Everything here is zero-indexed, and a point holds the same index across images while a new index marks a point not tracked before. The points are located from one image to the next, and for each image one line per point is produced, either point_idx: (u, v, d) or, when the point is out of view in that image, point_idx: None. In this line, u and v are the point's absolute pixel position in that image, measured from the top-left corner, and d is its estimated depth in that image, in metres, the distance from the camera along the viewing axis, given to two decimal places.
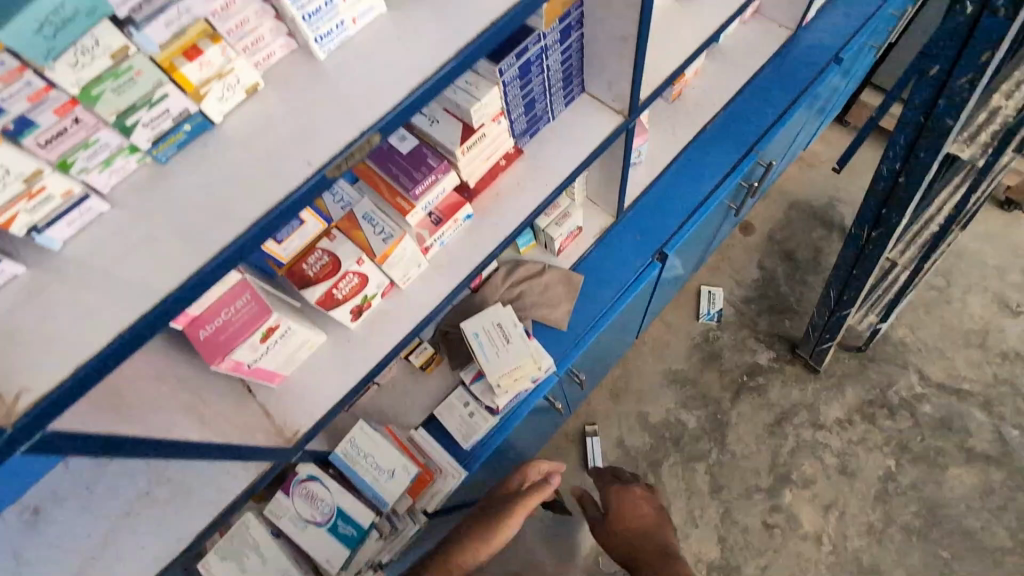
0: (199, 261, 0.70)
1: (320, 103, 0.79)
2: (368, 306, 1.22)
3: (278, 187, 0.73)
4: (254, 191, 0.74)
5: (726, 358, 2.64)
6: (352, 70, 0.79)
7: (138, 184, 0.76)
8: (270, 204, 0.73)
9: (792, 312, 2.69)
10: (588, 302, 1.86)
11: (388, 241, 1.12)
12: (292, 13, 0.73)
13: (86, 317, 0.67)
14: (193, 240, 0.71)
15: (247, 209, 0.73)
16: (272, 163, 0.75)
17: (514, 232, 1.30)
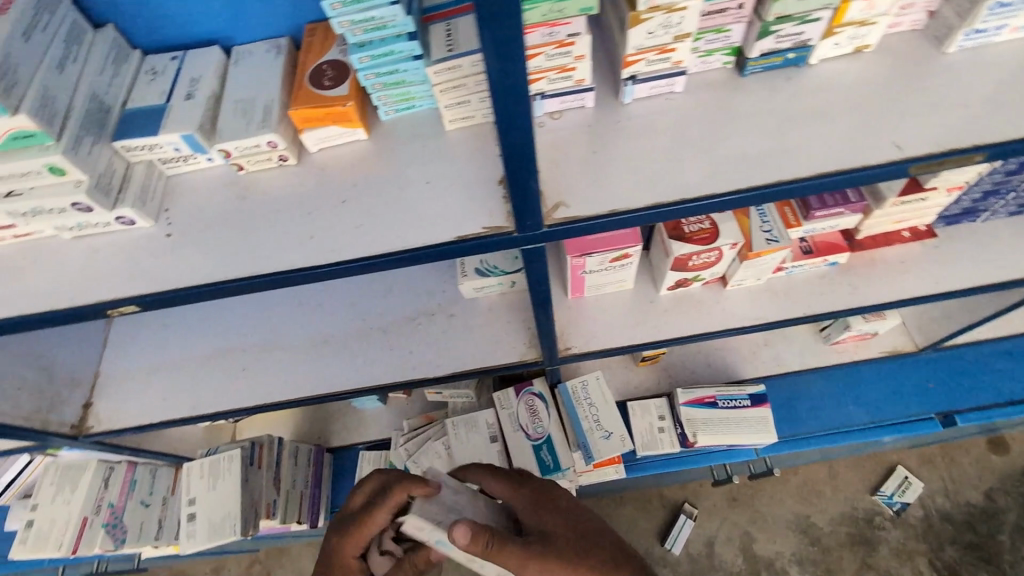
0: (699, 184, 0.70)
1: (926, 91, 0.72)
2: (688, 284, 1.22)
3: (816, 153, 0.70)
4: (793, 146, 0.70)
5: (881, 554, 2.13)
6: (972, 73, 0.72)
7: (713, 83, 0.78)
8: (799, 172, 0.69)
9: (995, 567, 2.09)
10: (832, 410, 1.67)
11: (770, 243, 1.09)
12: (966, 23, 0.70)
13: (575, 176, 0.72)
14: (715, 161, 0.71)
15: (773, 154, 0.71)
16: (824, 122, 0.72)
17: (869, 306, 1.18)
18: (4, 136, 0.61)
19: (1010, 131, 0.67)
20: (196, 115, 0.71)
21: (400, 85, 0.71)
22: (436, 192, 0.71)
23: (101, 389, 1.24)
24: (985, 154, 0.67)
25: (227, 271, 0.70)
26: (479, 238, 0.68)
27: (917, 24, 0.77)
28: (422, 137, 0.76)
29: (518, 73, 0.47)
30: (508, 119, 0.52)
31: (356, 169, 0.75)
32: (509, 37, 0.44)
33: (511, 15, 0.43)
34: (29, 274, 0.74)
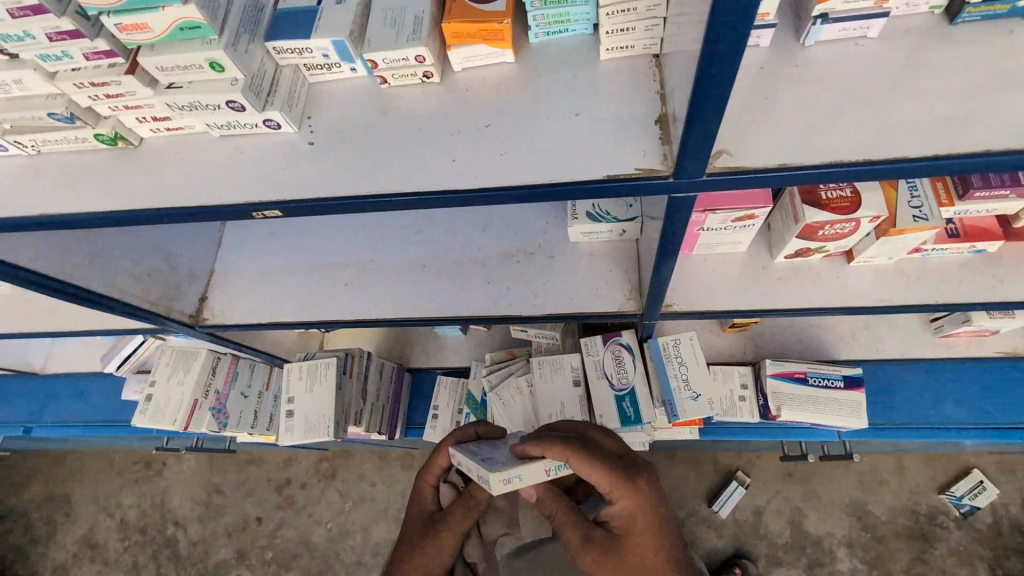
0: (888, 143, 0.60)
1: None
2: (807, 254, 1.13)
3: None
4: (1011, 111, 0.59)
5: (940, 553, 2.06)
6: None
7: (913, 30, 0.66)
8: (1015, 142, 0.58)
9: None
10: (928, 404, 1.55)
11: (917, 220, 0.98)
12: None
13: (740, 121, 0.64)
14: (913, 120, 0.61)
15: (985, 116, 0.59)
16: None
17: (1012, 303, 1.05)
18: (174, 26, 0.61)
19: None
20: (348, 21, 0.69)
21: (562, 3, 0.66)
22: (585, 125, 0.67)
23: (216, 285, 1.33)
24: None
25: (365, 186, 0.70)
26: (631, 178, 0.63)
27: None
28: (571, 65, 0.70)
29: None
30: (716, 44, 0.46)
31: (499, 93, 0.71)
32: None
33: None
34: (178, 169, 0.76)
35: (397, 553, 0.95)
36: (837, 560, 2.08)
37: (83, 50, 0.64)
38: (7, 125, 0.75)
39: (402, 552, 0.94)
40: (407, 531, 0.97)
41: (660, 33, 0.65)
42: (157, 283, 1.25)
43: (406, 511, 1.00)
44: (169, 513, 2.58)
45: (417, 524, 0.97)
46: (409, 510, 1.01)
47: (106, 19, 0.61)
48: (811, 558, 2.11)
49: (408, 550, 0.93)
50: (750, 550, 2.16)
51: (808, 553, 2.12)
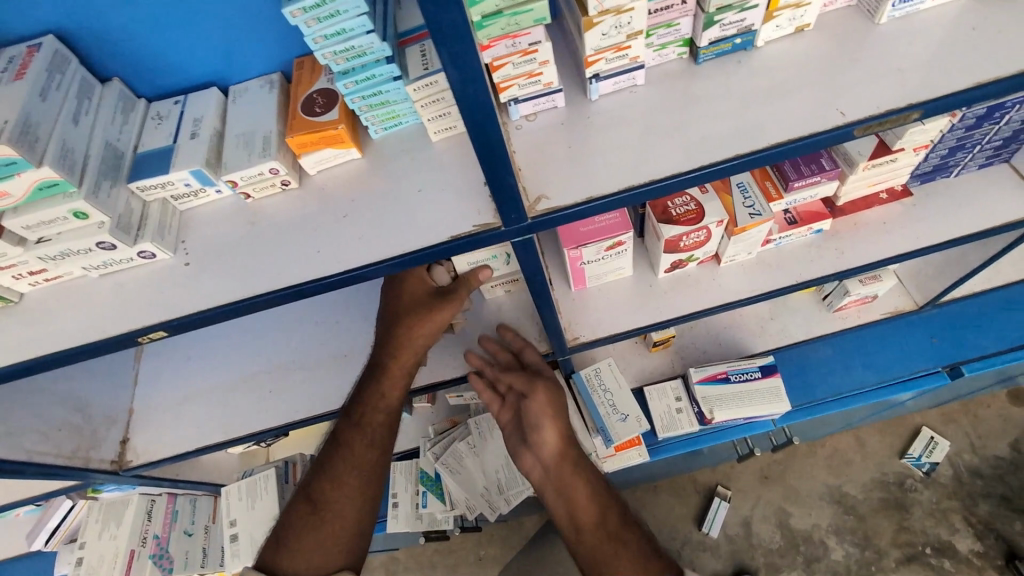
0: (665, 164, 0.73)
1: (864, 59, 0.75)
2: (682, 266, 1.25)
3: (773, 127, 0.73)
4: (750, 124, 0.73)
5: (916, 516, 1.95)
6: (909, 37, 0.75)
7: (669, 74, 0.80)
8: (757, 145, 0.72)
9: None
10: (841, 375, 1.69)
11: (753, 217, 1.12)
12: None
13: (550, 173, 0.75)
14: (678, 144, 0.74)
15: (731, 132, 0.74)
16: (777, 96, 0.75)
17: (858, 269, 1.21)
18: (32, 188, 0.67)
19: (949, 88, 0.70)
20: (202, 151, 0.77)
21: (385, 105, 0.76)
22: (427, 198, 0.76)
23: (136, 424, 1.31)
24: (924, 111, 0.70)
25: (241, 293, 0.76)
26: (464, 236, 0.73)
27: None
28: (409, 152, 0.81)
29: (482, 86, 0.52)
30: (479, 126, 0.56)
31: (352, 187, 0.81)
32: (465, 54, 0.49)
33: (464, 37, 0.48)
34: (62, 317, 0.79)
35: (395, 316, 1.06)
36: (828, 550, 1.94)
37: None
38: None
39: (401, 321, 1.06)
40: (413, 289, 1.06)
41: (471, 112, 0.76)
42: (70, 437, 1.21)
43: (398, 288, 1.07)
44: None
45: (417, 294, 1.05)
46: (400, 281, 1.06)
47: None
48: (803, 554, 1.96)
49: (412, 316, 1.05)
50: (746, 565, 1.98)
51: (799, 550, 1.97)
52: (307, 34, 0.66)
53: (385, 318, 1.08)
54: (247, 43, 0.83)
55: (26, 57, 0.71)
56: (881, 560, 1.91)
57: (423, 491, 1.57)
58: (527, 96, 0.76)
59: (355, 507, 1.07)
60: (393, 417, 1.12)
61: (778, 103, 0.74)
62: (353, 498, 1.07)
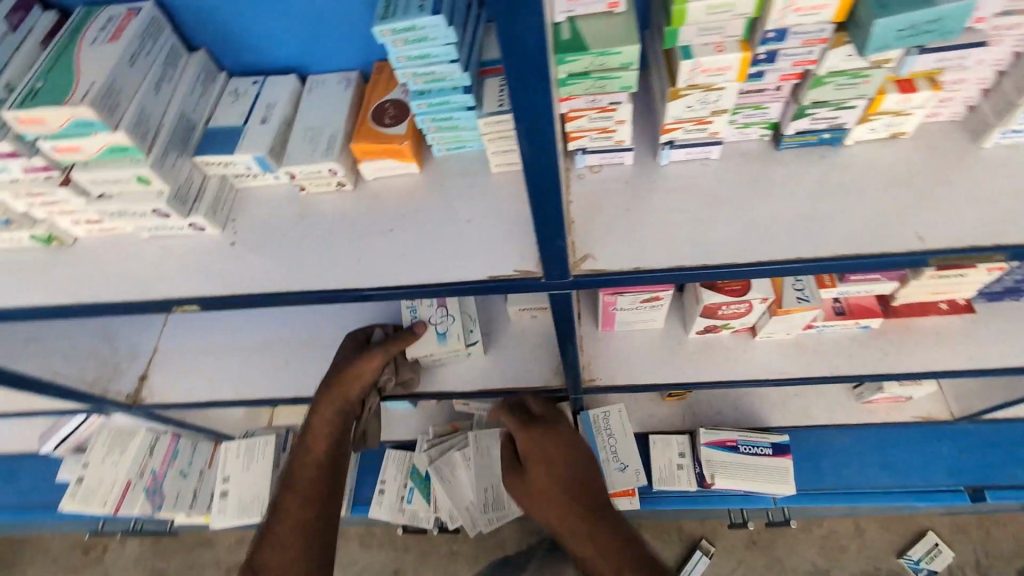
0: (720, 250, 0.70)
1: (956, 182, 0.70)
2: (715, 331, 1.22)
3: (842, 235, 0.69)
4: (819, 226, 0.70)
5: None
6: (1012, 170, 0.70)
7: (745, 154, 0.77)
8: (821, 253, 0.68)
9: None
10: (855, 468, 1.62)
11: (801, 302, 1.08)
12: (1001, 125, 0.68)
13: (601, 232, 0.73)
14: (738, 229, 0.71)
15: (797, 230, 0.70)
16: (855, 202, 0.71)
17: (898, 375, 1.15)
18: (104, 148, 0.69)
19: None
20: (268, 138, 0.78)
21: (452, 129, 0.75)
22: (475, 230, 0.76)
23: (156, 364, 1.35)
24: (1009, 255, 0.65)
25: (275, 284, 0.77)
26: (503, 279, 0.72)
27: (957, 115, 0.74)
28: (467, 177, 0.80)
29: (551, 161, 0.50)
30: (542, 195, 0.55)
31: (404, 202, 0.81)
32: (544, 130, 0.48)
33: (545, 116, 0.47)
34: (109, 269, 0.82)
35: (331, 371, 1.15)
36: None
37: (22, 167, 0.71)
38: None
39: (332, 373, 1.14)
40: (369, 363, 1.12)
41: None
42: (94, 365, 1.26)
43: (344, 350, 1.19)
44: None
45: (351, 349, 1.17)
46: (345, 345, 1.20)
47: (42, 141, 0.68)
48: None
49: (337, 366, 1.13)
50: None
51: None
52: (391, 53, 0.65)
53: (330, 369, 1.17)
54: (332, 40, 0.83)
55: (124, 20, 0.73)
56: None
57: (410, 488, 1.60)
58: (596, 149, 0.75)
59: (308, 547, 0.98)
60: (328, 467, 1.09)
61: (853, 210, 0.70)
62: (303, 543, 0.98)
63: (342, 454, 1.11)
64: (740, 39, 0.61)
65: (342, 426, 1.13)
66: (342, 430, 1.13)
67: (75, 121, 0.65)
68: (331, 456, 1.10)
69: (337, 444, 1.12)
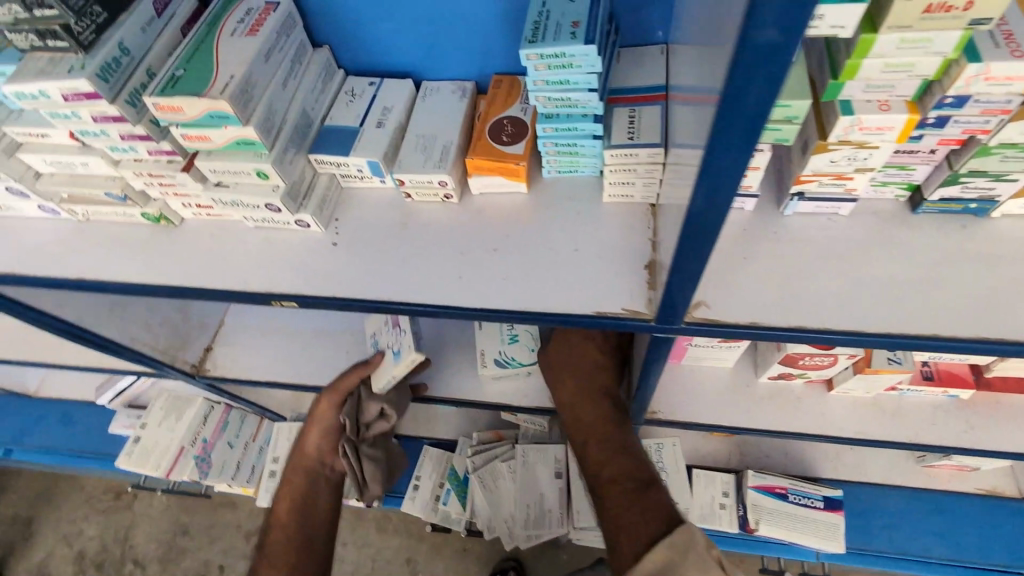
0: (847, 314, 0.66)
1: None
2: (789, 379, 1.17)
3: (985, 316, 0.64)
4: (959, 302, 0.65)
5: None
6: None
7: (876, 212, 0.73)
8: (960, 332, 0.64)
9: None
10: (908, 533, 1.55)
11: (891, 363, 1.03)
12: None
13: (718, 279, 0.70)
14: (865, 293, 0.67)
15: (933, 303, 0.66)
16: (1001, 281, 0.66)
17: (985, 452, 1.09)
18: (231, 140, 0.70)
19: None
20: (383, 143, 0.78)
21: (571, 155, 0.74)
22: (583, 260, 0.74)
23: (222, 339, 1.38)
24: None
25: (375, 290, 0.76)
26: (610, 315, 0.70)
27: None
28: (576, 203, 0.78)
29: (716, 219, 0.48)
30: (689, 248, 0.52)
31: (509, 220, 0.79)
32: (725, 186, 0.46)
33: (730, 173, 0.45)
34: (212, 253, 0.83)
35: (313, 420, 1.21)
36: None
37: (149, 149, 0.73)
38: (65, 196, 0.83)
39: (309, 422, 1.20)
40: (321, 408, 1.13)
41: (656, 189, 0.72)
42: (167, 334, 1.29)
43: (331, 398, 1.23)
44: (131, 549, 2.02)
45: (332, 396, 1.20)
46: None
47: (173, 128, 0.69)
48: None
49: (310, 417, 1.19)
50: None
51: None
52: (530, 75, 0.64)
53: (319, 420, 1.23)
54: (455, 48, 0.83)
55: (262, 14, 0.73)
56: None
57: (447, 488, 1.59)
58: None
59: None
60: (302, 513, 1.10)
61: (1000, 290, 0.65)
62: None
63: (314, 500, 1.12)
64: (908, 99, 0.58)
65: (315, 474, 1.15)
66: (317, 482, 1.15)
67: (211, 113, 0.66)
68: (303, 503, 1.11)
69: (309, 494, 1.13)
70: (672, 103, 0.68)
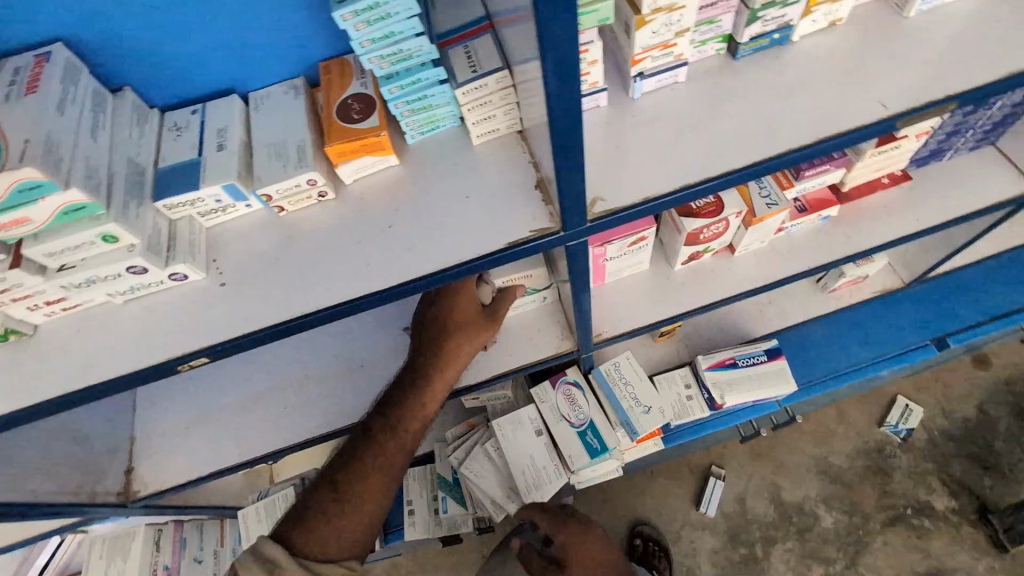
0: (716, 160, 0.73)
1: (897, 50, 0.77)
2: (698, 258, 1.27)
3: (815, 123, 0.73)
4: (793, 115, 0.74)
5: (898, 481, 2.03)
6: (937, 29, 0.77)
7: (707, 70, 0.80)
8: (805, 139, 0.73)
9: (1000, 473, 2.00)
10: (836, 351, 1.76)
11: (771, 207, 1.14)
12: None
13: (603, 172, 0.74)
14: (722, 137, 0.74)
15: (779, 126, 0.74)
16: (820, 89, 0.76)
17: (863, 251, 1.25)
18: (57, 213, 0.61)
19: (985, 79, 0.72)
20: (233, 164, 0.72)
21: (427, 109, 0.73)
22: (476, 204, 0.74)
23: (140, 453, 1.24)
24: (959, 102, 0.72)
25: (288, 310, 0.72)
26: (520, 244, 0.71)
27: None
28: (450, 155, 0.78)
29: (574, 99, 0.53)
30: (559, 133, 0.57)
31: (391, 195, 0.77)
32: (570, 60, 0.49)
33: (569, 45, 0.48)
34: (86, 348, 0.74)
35: (459, 322, 1.05)
36: (820, 519, 2.00)
37: None
38: None
39: (456, 334, 1.04)
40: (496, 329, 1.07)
41: (518, 114, 0.74)
42: (74, 470, 1.13)
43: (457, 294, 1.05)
44: None
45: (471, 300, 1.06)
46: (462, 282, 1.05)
47: None
48: (800, 525, 2.01)
49: (471, 324, 1.05)
50: (744, 538, 2.02)
51: (802, 532, 2.01)
52: (354, 38, 0.64)
53: (452, 322, 1.04)
54: (271, 49, 0.78)
55: (36, 69, 0.66)
56: (868, 524, 1.99)
57: (442, 496, 1.56)
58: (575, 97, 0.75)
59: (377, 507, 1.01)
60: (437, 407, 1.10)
61: (820, 97, 0.75)
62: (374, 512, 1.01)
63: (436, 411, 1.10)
64: None
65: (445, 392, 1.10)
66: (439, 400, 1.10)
67: (19, 188, 0.58)
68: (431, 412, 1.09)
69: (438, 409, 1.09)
70: (498, 27, 0.69)
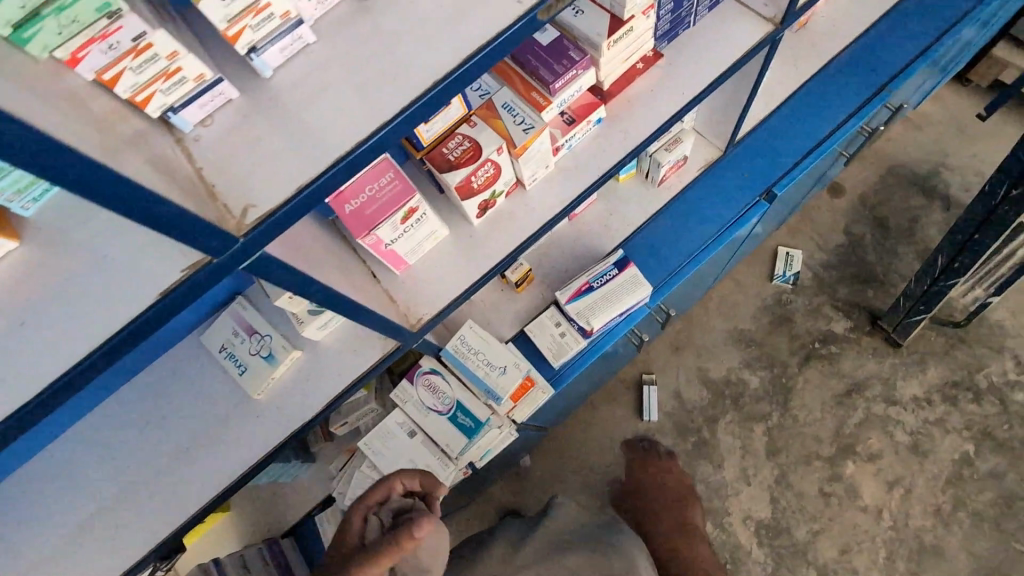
0: (368, 122, 0.67)
1: None
2: (492, 205, 1.21)
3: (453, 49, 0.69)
4: (429, 45, 0.70)
5: (799, 322, 2.14)
6: None
7: (341, 19, 0.72)
8: (449, 68, 0.69)
9: (877, 282, 2.15)
10: (683, 235, 1.79)
11: (528, 132, 1.10)
12: None
13: (250, 179, 0.65)
14: (369, 91, 0.69)
15: (425, 61, 0.70)
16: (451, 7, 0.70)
17: (646, 140, 1.23)
18: None
19: None
20: None
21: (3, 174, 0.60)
22: (114, 264, 0.63)
23: None
24: None
25: None
26: (172, 290, 0.61)
27: None
28: (74, 220, 0.66)
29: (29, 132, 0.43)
30: (63, 174, 0.47)
31: (22, 289, 0.64)
32: None
33: None
34: None
35: None
36: (748, 382, 2.09)
37: None
38: None
39: None
40: None
41: None
42: None
43: None
44: None
45: None
46: None
47: None
48: (735, 395, 2.10)
49: None
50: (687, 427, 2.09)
51: (743, 406, 2.08)
52: None
53: None
54: None
55: None
56: (788, 369, 2.10)
57: None
58: (188, 95, 0.63)
59: None
60: None
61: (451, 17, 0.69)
62: None
63: None
64: None
65: None
66: None
67: None
68: None
69: None
70: None
